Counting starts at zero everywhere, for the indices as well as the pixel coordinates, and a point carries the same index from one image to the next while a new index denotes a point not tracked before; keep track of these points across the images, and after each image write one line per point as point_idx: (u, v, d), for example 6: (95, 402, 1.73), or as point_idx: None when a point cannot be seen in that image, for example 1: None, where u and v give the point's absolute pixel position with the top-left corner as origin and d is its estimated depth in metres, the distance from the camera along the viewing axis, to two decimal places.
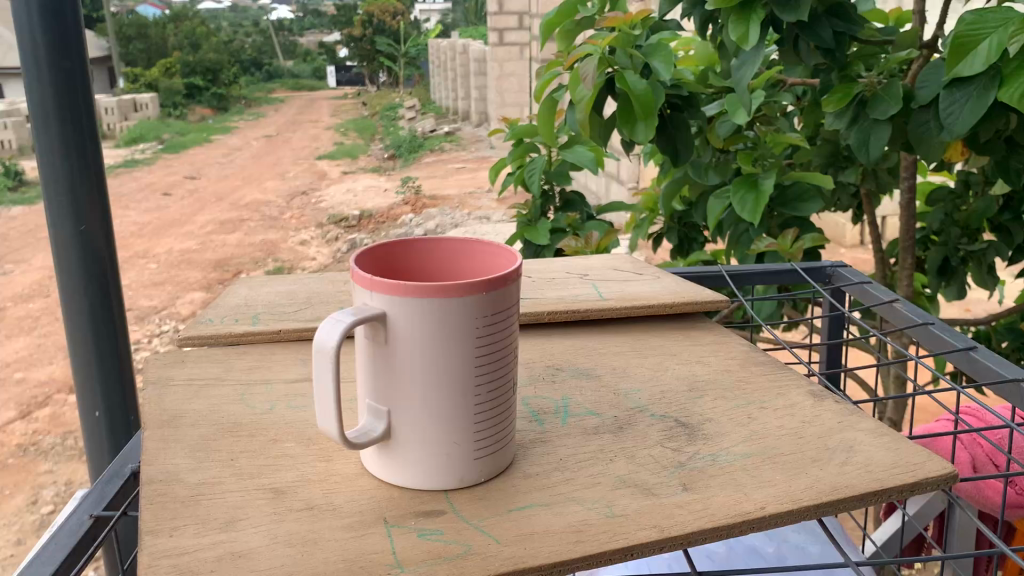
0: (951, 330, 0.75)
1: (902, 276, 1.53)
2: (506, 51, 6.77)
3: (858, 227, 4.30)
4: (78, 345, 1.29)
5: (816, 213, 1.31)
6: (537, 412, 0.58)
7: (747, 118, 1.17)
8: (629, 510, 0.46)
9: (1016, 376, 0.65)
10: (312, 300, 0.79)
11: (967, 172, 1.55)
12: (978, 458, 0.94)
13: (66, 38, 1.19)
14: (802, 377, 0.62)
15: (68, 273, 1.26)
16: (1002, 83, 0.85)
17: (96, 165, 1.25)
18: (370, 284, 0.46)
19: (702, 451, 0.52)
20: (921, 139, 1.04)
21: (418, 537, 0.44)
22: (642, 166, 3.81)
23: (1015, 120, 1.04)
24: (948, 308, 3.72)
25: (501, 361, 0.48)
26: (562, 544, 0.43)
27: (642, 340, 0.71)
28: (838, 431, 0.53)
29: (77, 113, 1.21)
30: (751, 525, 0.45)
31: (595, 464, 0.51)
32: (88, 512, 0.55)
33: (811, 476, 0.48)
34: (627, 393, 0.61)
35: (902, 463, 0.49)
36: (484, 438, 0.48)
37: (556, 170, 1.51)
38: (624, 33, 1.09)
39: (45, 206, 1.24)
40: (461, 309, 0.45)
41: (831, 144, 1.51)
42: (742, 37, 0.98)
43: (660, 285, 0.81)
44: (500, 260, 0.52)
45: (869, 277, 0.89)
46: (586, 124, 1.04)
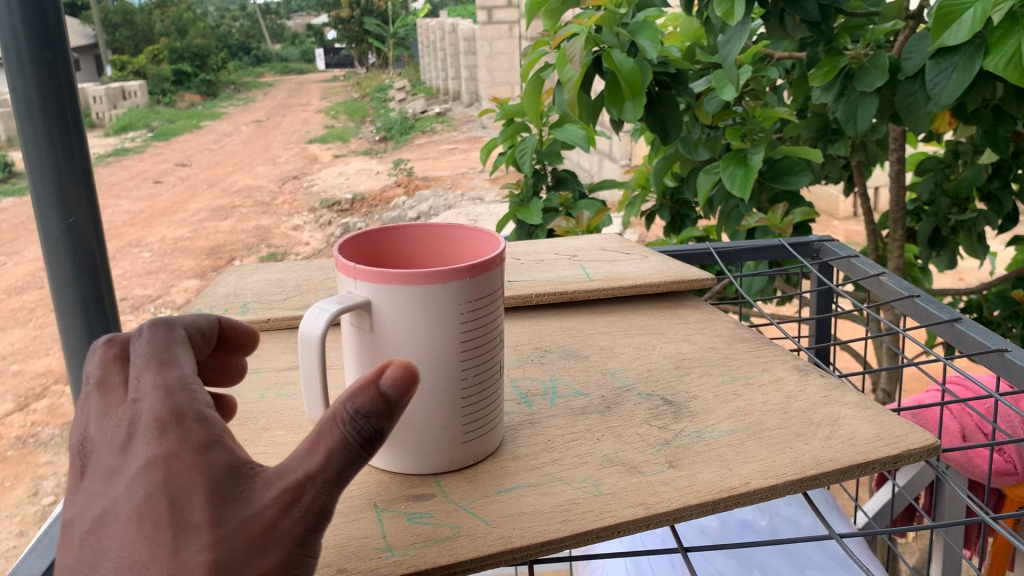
0: (936, 302, 0.75)
1: (894, 247, 1.53)
2: (495, 29, 6.45)
3: (850, 199, 4.33)
4: (71, 339, 1.24)
5: (806, 186, 1.30)
6: (525, 394, 0.59)
7: (735, 94, 1.17)
8: (617, 489, 0.47)
9: (1001, 346, 0.65)
10: (301, 287, 0.80)
11: (956, 141, 1.55)
12: (967, 428, 0.96)
13: (46, 27, 1.11)
14: (788, 353, 0.63)
15: (58, 264, 1.21)
16: (986, 51, 0.85)
17: (83, 158, 1.18)
18: (354, 271, 0.46)
19: (688, 428, 0.53)
20: (909, 109, 1.05)
21: (408, 520, 0.45)
22: (634, 143, 3.79)
23: (1001, 88, 1.05)
24: (941, 278, 3.75)
25: (487, 345, 0.48)
26: (550, 523, 0.44)
27: (629, 321, 0.71)
28: (823, 406, 0.54)
29: (60, 106, 1.14)
30: (737, 500, 0.45)
31: (583, 443, 0.52)
32: None
33: (797, 450, 0.49)
34: (614, 372, 0.61)
35: (886, 436, 0.50)
36: (473, 423, 0.49)
37: (548, 149, 1.51)
38: (609, 12, 1.08)
39: (31, 199, 1.18)
40: (446, 295, 0.46)
41: (821, 117, 1.51)
42: (727, 13, 0.98)
43: (647, 265, 0.82)
44: (485, 246, 0.52)
45: (856, 250, 0.89)
46: (573, 104, 1.04)
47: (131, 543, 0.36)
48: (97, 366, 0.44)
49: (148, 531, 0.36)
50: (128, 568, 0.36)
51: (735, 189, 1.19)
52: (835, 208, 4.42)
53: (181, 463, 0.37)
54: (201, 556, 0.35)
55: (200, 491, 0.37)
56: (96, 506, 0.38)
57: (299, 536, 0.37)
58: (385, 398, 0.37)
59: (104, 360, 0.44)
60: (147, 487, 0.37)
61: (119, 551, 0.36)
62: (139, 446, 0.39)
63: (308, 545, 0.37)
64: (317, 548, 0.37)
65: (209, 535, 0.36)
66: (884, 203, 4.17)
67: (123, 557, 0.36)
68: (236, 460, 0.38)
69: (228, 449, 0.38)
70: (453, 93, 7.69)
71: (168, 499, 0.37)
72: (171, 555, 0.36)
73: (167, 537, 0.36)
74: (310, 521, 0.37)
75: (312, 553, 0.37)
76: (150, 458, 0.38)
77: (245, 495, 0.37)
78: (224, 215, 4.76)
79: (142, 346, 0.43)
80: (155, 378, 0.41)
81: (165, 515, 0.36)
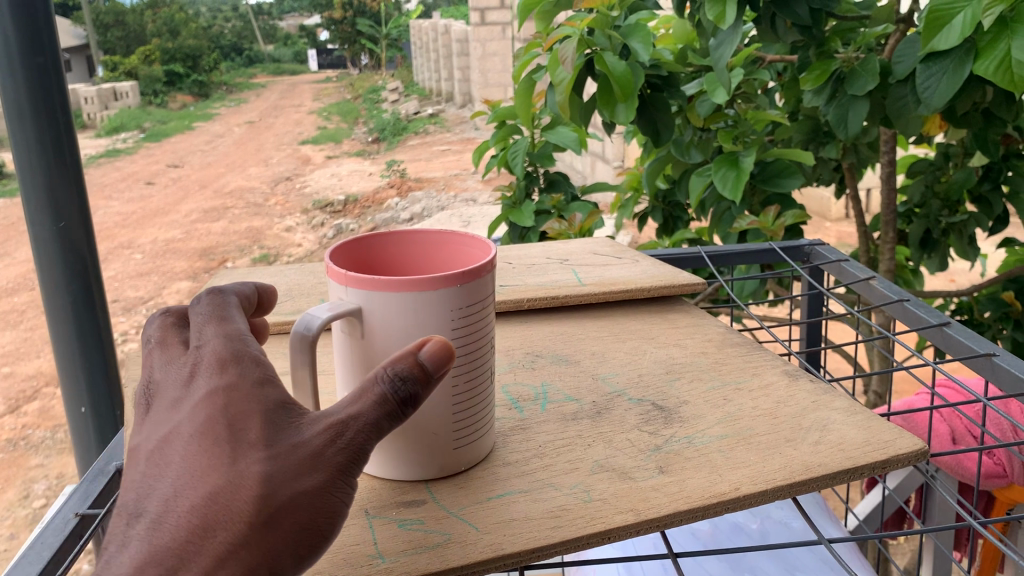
0: (926, 306, 0.76)
1: (885, 249, 1.54)
2: (488, 31, 6.33)
3: (841, 201, 4.35)
4: (62, 343, 1.23)
5: (798, 189, 1.31)
6: (516, 400, 0.59)
7: (727, 97, 1.17)
8: (607, 495, 0.47)
9: (989, 350, 0.66)
10: (292, 292, 0.80)
11: (946, 144, 1.56)
12: (957, 431, 0.96)
13: (36, 30, 1.11)
14: (778, 357, 0.63)
15: (49, 268, 1.20)
16: (976, 56, 0.86)
17: (75, 162, 1.18)
18: (345, 278, 0.46)
19: (679, 434, 0.53)
20: (900, 113, 1.05)
21: (399, 527, 0.45)
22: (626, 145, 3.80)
23: (991, 91, 1.05)
24: (931, 279, 3.77)
25: (478, 351, 0.48)
26: (540, 530, 0.44)
27: (620, 325, 0.71)
28: (813, 411, 0.54)
29: (52, 110, 1.14)
30: (727, 506, 0.46)
31: (574, 449, 0.52)
32: (73, 510, 0.56)
33: (786, 455, 0.49)
34: (605, 377, 0.61)
35: (875, 441, 0.50)
36: (465, 429, 0.49)
37: (539, 152, 1.50)
38: (602, 14, 1.07)
39: (22, 203, 1.17)
40: (437, 301, 0.46)
41: (813, 120, 1.52)
42: (719, 17, 0.98)
43: (638, 269, 0.82)
44: (476, 253, 0.52)
45: (847, 254, 0.90)
46: (564, 107, 1.04)
47: (190, 456, 0.37)
48: (157, 335, 0.46)
49: (206, 445, 0.37)
50: (186, 475, 0.37)
51: (727, 192, 1.20)
52: (827, 210, 4.44)
53: (242, 391, 0.39)
54: (255, 470, 0.36)
55: (257, 415, 0.38)
56: (157, 432, 0.40)
57: (342, 466, 0.38)
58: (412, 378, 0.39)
59: (164, 329, 0.46)
60: (208, 411, 0.38)
61: (178, 463, 0.37)
62: (201, 380, 0.41)
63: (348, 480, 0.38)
64: (356, 483, 0.39)
65: (263, 453, 0.37)
66: (874, 205, 4.19)
67: (181, 468, 0.37)
68: (288, 399, 0.40)
69: (283, 390, 0.40)
70: (445, 95, 7.69)
71: (227, 419, 0.38)
72: (227, 467, 0.36)
73: (224, 451, 0.37)
74: (352, 455, 0.38)
75: (351, 489, 0.39)
76: (213, 387, 0.40)
77: (295, 427, 0.38)
78: (216, 217, 4.73)
79: (203, 309, 0.46)
80: (218, 331, 0.43)
81: (224, 432, 0.38)
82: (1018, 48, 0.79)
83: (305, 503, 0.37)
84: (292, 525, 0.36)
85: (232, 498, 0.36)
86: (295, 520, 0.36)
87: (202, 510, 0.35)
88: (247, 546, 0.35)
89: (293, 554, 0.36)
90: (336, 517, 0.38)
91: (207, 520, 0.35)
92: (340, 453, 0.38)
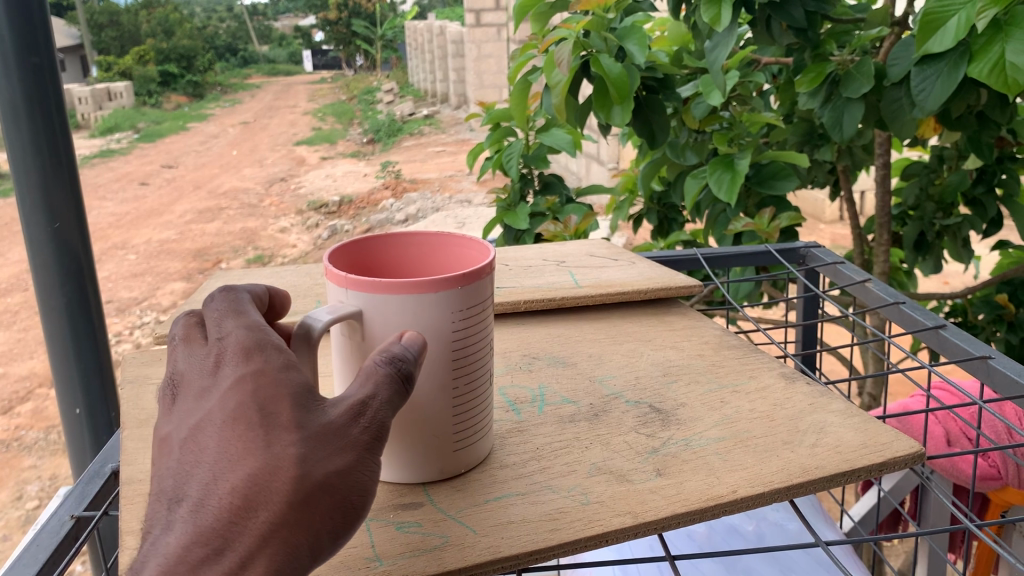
0: (922, 309, 0.76)
1: (880, 251, 1.54)
2: (483, 32, 6.25)
3: (836, 203, 4.36)
4: (56, 343, 1.23)
5: (793, 191, 1.31)
6: (513, 402, 0.59)
7: (722, 100, 1.17)
8: (605, 497, 0.47)
9: (985, 353, 0.66)
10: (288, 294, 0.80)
11: (941, 147, 1.56)
12: (952, 433, 0.97)
13: (33, 30, 1.10)
14: (774, 360, 0.63)
15: (43, 270, 1.19)
16: (970, 59, 0.86)
17: (69, 163, 1.17)
18: (344, 281, 0.46)
19: (676, 436, 0.53)
20: (895, 115, 1.06)
21: (397, 529, 0.45)
22: (621, 147, 3.80)
23: (985, 94, 1.06)
24: (926, 282, 3.78)
25: (478, 353, 0.48)
26: (538, 532, 0.44)
27: (617, 327, 0.71)
28: (810, 413, 0.54)
29: (46, 111, 1.13)
30: (724, 508, 0.46)
31: (571, 452, 0.52)
32: (68, 512, 0.56)
33: (783, 458, 0.49)
34: (602, 380, 0.62)
35: (871, 444, 0.50)
36: (465, 431, 0.49)
37: (534, 154, 1.49)
38: (597, 16, 1.09)
39: (17, 203, 1.16)
40: (437, 304, 0.45)
41: (808, 122, 1.52)
42: (714, 19, 0.99)
43: (634, 271, 0.82)
44: (475, 255, 0.52)
45: (843, 256, 0.90)
46: (560, 108, 1.04)
47: (224, 442, 0.37)
48: (179, 328, 0.44)
49: (239, 431, 0.37)
50: (221, 462, 0.37)
51: (722, 195, 1.20)
52: (821, 212, 4.44)
53: (269, 375, 0.39)
54: (290, 452, 0.37)
55: (287, 399, 0.38)
56: (187, 418, 0.39)
57: (367, 444, 0.39)
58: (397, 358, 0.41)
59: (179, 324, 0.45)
60: (237, 399, 0.38)
61: (213, 449, 0.37)
62: (227, 368, 0.40)
63: (373, 455, 0.39)
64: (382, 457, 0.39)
65: (296, 435, 0.37)
66: (869, 207, 4.20)
67: (216, 453, 0.37)
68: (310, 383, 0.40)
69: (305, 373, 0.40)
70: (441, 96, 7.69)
71: (258, 404, 0.38)
72: (263, 451, 0.37)
73: (259, 435, 0.37)
74: (375, 432, 0.39)
75: (377, 464, 0.39)
76: (239, 374, 0.39)
77: (321, 409, 0.39)
78: (211, 217, 4.72)
79: (217, 304, 0.44)
80: (237, 323, 0.42)
81: (256, 417, 0.37)
82: (1013, 50, 0.79)
83: (339, 482, 0.37)
84: (329, 502, 0.37)
85: (270, 481, 0.36)
86: (331, 498, 0.37)
87: (242, 493, 0.36)
88: (287, 525, 0.36)
89: (330, 528, 0.37)
90: (367, 491, 0.39)
91: (247, 503, 0.36)
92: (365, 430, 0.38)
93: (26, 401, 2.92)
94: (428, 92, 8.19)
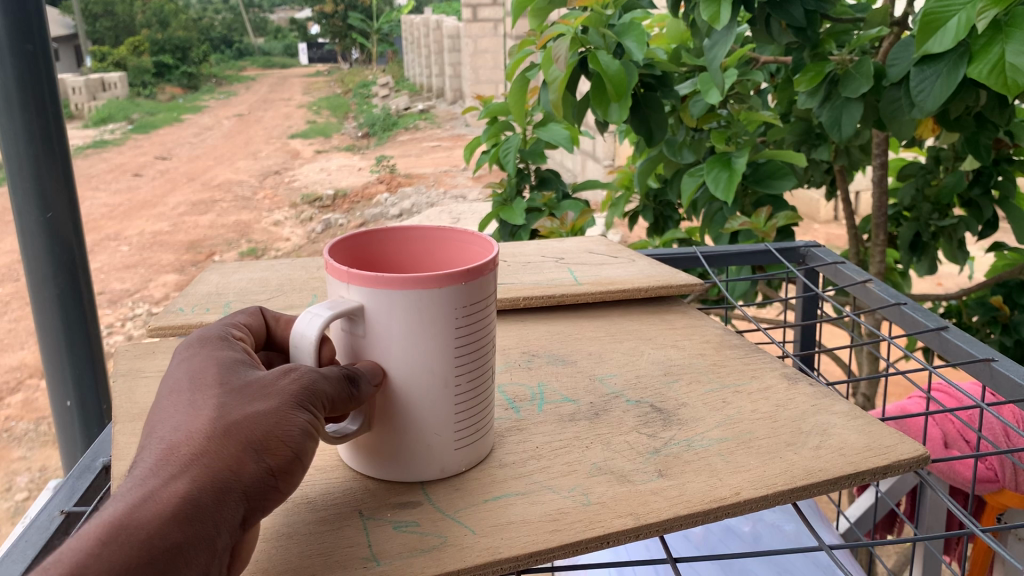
0: (923, 309, 0.75)
1: (875, 252, 1.55)
2: (479, 27, 6.18)
3: (830, 203, 4.37)
4: (48, 334, 1.22)
5: (789, 191, 1.30)
6: (513, 400, 0.58)
7: (720, 97, 1.16)
8: (607, 498, 0.46)
9: (987, 355, 0.65)
10: (285, 287, 0.79)
11: (937, 148, 1.56)
12: (949, 435, 0.96)
13: (27, 17, 1.09)
14: (776, 360, 0.63)
15: (36, 261, 1.18)
16: (970, 60, 0.86)
17: (62, 153, 1.16)
18: (346, 276, 0.45)
19: (678, 436, 0.52)
20: (893, 116, 1.05)
21: (394, 529, 0.44)
22: (617, 144, 3.79)
23: (984, 95, 1.05)
24: (920, 283, 3.81)
25: (480, 350, 0.47)
26: (539, 533, 0.43)
27: (616, 325, 0.71)
28: (813, 414, 0.54)
29: (41, 99, 1.12)
30: (727, 511, 0.45)
31: (572, 451, 0.51)
32: (58, 508, 0.54)
33: (786, 460, 0.49)
34: (602, 378, 0.61)
35: (875, 446, 0.49)
36: (466, 427, 0.48)
37: (531, 149, 1.49)
38: (596, 12, 1.07)
39: (9, 193, 1.15)
40: (441, 300, 0.45)
41: (805, 121, 1.51)
42: (714, 17, 0.97)
43: (634, 268, 0.81)
44: (477, 250, 0.51)
45: (843, 256, 0.89)
46: (558, 105, 1.03)
47: (167, 408, 0.40)
48: None
49: (177, 398, 0.40)
50: (160, 422, 0.40)
51: (719, 193, 1.19)
52: (816, 212, 4.46)
53: (208, 352, 0.43)
54: (213, 402, 0.39)
55: (216, 368, 0.41)
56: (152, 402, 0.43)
57: (293, 393, 0.40)
58: (357, 370, 0.43)
59: None
60: (180, 374, 0.42)
61: (158, 415, 0.40)
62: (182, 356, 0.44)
63: (304, 402, 0.40)
64: (315, 407, 0.40)
65: (220, 389, 0.40)
66: (864, 208, 4.22)
67: (159, 416, 0.40)
68: (250, 361, 0.43)
69: (249, 356, 0.43)
70: (437, 92, 7.65)
71: (194, 374, 0.41)
72: (191, 407, 0.39)
73: (190, 397, 0.40)
74: (304, 384, 0.40)
75: (313, 412, 0.40)
76: (186, 356, 0.43)
77: (253, 375, 0.41)
78: (204, 209, 4.70)
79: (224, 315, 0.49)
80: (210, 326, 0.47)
81: (192, 383, 0.41)
82: (1013, 52, 0.79)
83: (257, 422, 0.38)
84: (253, 444, 0.38)
85: (193, 423, 0.38)
86: (255, 435, 0.38)
87: (170, 439, 0.38)
88: (207, 457, 0.37)
89: (257, 463, 0.38)
90: (300, 433, 0.39)
91: (173, 442, 0.38)
92: (288, 381, 0.40)
93: (16, 392, 2.92)
94: (423, 86, 8.14)
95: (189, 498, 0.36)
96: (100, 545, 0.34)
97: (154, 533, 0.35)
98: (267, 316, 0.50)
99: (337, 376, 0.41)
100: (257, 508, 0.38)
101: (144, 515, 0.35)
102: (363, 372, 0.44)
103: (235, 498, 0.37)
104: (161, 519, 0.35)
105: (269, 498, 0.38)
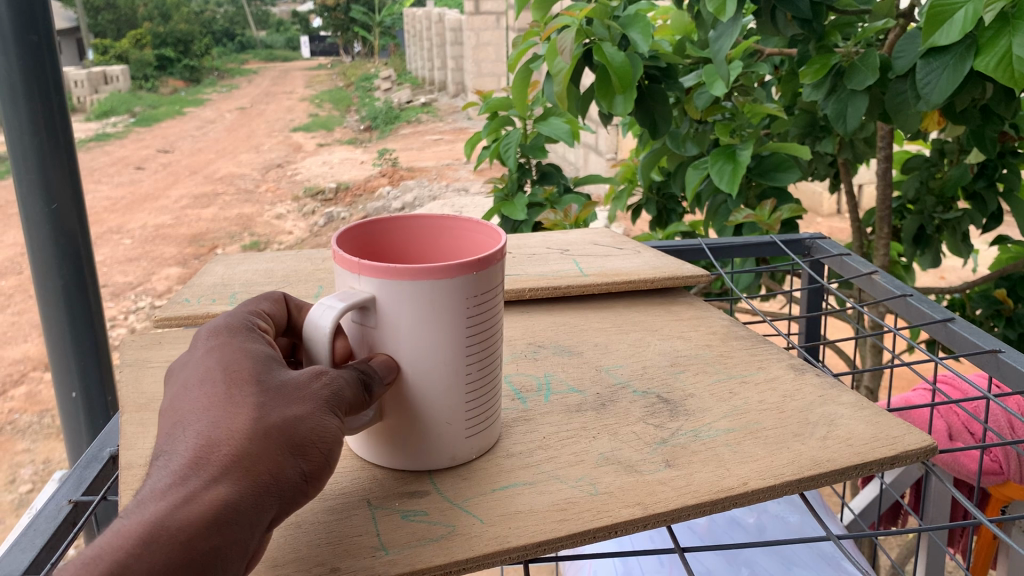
0: (929, 301, 0.75)
1: (880, 244, 1.54)
2: (482, 20, 6.05)
3: (833, 196, 4.35)
4: (52, 326, 1.22)
5: (793, 183, 1.29)
6: (519, 391, 0.58)
7: (725, 89, 1.15)
8: (614, 488, 0.46)
9: (994, 347, 0.65)
10: (291, 278, 0.79)
11: (943, 140, 1.55)
12: (954, 427, 0.96)
13: (30, 7, 1.08)
14: (783, 351, 0.63)
15: (39, 252, 1.18)
16: (977, 52, 0.85)
17: (67, 143, 1.15)
18: (357, 266, 0.45)
19: (685, 427, 0.52)
20: (899, 109, 1.04)
21: (402, 518, 0.44)
22: (619, 137, 3.78)
23: (991, 88, 1.05)
24: (923, 276, 3.80)
25: (490, 338, 0.47)
26: (547, 523, 0.43)
27: (622, 316, 0.71)
28: (819, 405, 0.54)
29: (45, 88, 1.12)
30: (735, 501, 0.45)
31: (579, 442, 0.51)
32: (66, 496, 0.54)
33: (793, 450, 0.49)
34: (608, 369, 0.61)
35: (882, 437, 0.49)
36: (477, 416, 0.48)
37: (531, 144, 1.48)
38: (601, 5, 1.07)
39: (13, 183, 1.15)
40: (451, 289, 0.45)
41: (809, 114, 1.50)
42: (719, 9, 0.97)
43: (639, 260, 0.81)
44: (483, 238, 0.51)
45: (847, 248, 0.89)
46: (563, 96, 1.02)
47: (194, 400, 0.39)
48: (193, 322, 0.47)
49: (206, 390, 0.40)
50: (189, 414, 0.39)
51: (723, 185, 1.18)
52: (819, 205, 4.45)
53: (236, 345, 0.42)
54: (250, 400, 0.39)
55: (250, 364, 0.41)
56: (166, 389, 0.42)
57: (325, 398, 0.40)
58: (368, 367, 0.44)
59: None
60: (207, 365, 0.41)
61: (184, 405, 0.39)
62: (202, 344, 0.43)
63: (334, 409, 0.40)
64: (342, 414, 0.41)
65: (256, 386, 0.40)
66: (867, 201, 4.20)
67: (186, 407, 0.39)
68: (276, 356, 0.42)
69: (272, 349, 0.43)
70: (440, 84, 7.61)
71: (225, 366, 0.40)
72: (226, 403, 0.39)
73: (224, 391, 0.39)
74: (335, 390, 0.41)
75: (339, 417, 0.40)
76: (212, 347, 0.42)
77: (284, 373, 0.41)
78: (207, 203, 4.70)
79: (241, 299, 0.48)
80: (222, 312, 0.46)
81: (224, 376, 0.40)
82: (1019, 44, 0.78)
83: (296, 426, 0.38)
84: (290, 448, 0.38)
85: (232, 422, 0.38)
86: (292, 439, 0.38)
87: (206, 435, 0.37)
88: (247, 458, 0.37)
89: (292, 468, 0.38)
90: (331, 440, 0.40)
91: (210, 440, 0.37)
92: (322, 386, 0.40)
93: (20, 384, 2.92)
94: (425, 79, 8.10)
95: (230, 500, 0.36)
96: (142, 546, 0.33)
97: (196, 535, 0.34)
98: (289, 303, 0.50)
99: (355, 380, 0.42)
100: (285, 511, 0.39)
101: (185, 516, 0.35)
102: (376, 368, 0.44)
103: (271, 502, 0.37)
104: (203, 522, 0.35)
105: (296, 501, 0.39)
